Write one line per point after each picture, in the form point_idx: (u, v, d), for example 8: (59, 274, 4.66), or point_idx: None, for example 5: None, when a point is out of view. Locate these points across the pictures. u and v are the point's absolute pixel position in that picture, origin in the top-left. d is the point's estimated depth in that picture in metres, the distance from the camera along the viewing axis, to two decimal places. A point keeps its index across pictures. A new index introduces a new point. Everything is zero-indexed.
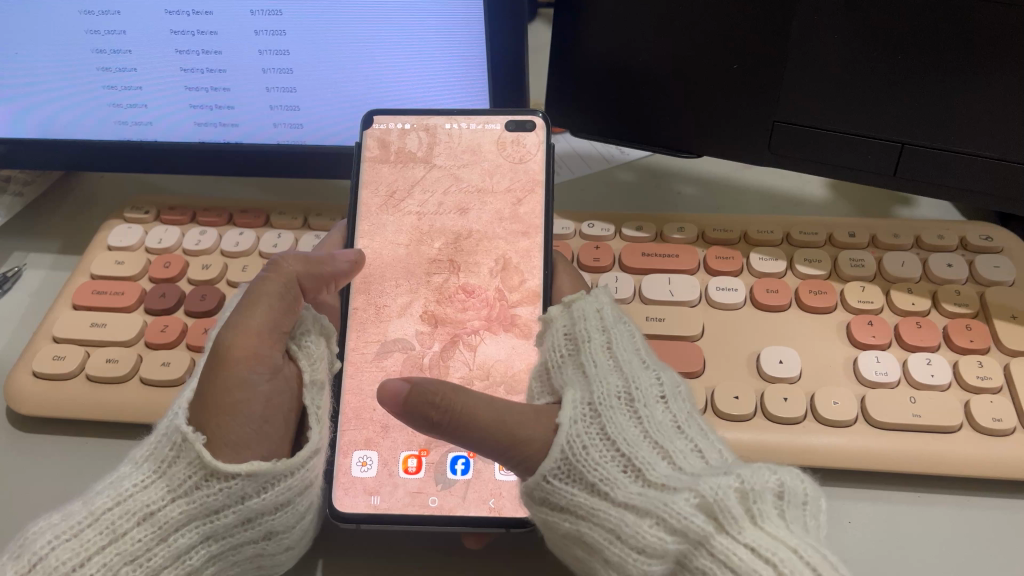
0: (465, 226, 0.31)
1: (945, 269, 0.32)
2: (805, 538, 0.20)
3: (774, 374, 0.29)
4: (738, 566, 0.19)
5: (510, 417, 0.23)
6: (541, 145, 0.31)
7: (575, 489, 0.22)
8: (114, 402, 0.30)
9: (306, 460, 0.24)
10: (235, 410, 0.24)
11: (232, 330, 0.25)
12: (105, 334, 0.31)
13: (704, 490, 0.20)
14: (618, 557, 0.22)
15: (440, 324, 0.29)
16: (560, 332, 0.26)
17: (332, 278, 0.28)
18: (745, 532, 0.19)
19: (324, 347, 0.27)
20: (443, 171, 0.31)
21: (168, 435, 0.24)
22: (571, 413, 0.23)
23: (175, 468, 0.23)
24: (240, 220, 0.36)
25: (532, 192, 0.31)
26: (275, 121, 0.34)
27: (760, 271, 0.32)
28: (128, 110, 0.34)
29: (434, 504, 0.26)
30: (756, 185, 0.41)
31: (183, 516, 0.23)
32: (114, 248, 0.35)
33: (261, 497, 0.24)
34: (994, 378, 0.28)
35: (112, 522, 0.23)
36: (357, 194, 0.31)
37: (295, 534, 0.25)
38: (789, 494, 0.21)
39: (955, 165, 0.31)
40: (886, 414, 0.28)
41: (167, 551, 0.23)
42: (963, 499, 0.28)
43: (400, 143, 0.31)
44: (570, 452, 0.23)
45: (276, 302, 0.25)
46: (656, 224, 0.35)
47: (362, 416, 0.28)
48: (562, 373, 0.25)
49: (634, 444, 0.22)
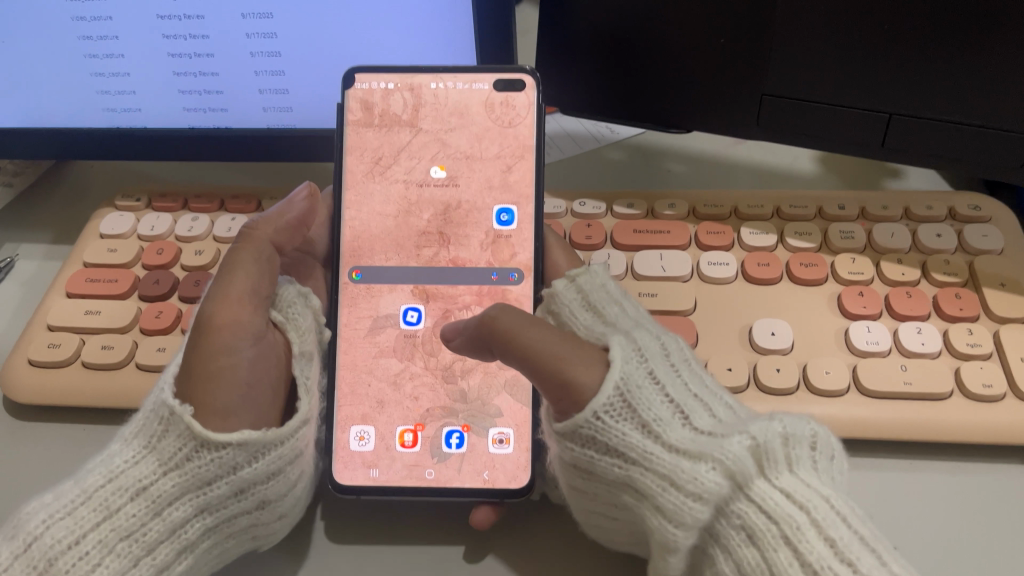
0: (456, 196, 0.30)
1: (934, 239, 0.32)
2: (834, 488, 0.21)
3: (768, 346, 0.29)
4: (773, 510, 0.21)
5: (565, 354, 0.22)
6: (531, 106, 0.30)
7: (628, 428, 0.22)
8: (109, 386, 0.30)
9: (296, 428, 0.25)
10: (219, 376, 0.24)
11: (214, 300, 0.25)
12: (99, 322, 0.32)
13: (755, 434, 0.21)
14: (671, 504, 0.22)
15: (431, 298, 0.29)
16: (574, 302, 0.27)
17: (302, 222, 0.29)
18: (781, 478, 0.21)
19: (311, 318, 0.28)
20: (430, 135, 0.30)
21: (157, 409, 0.24)
22: (622, 352, 0.23)
23: (165, 442, 0.23)
24: (232, 206, 0.36)
25: (523, 159, 0.30)
26: (265, 106, 0.34)
27: (750, 245, 0.33)
28: (117, 97, 0.34)
29: (431, 476, 0.26)
30: (747, 161, 0.41)
31: (176, 489, 0.23)
32: (107, 236, 0.35)
33: (253, 466, 0.24)
34: (984, 344, 0.29)
35: (105, 499, 0.23)
36: (342, 161, 0.29)
37: (288, 502, 0.25)
38: (821, 443, 0.22)
39: (942, 135, 0.31)
40: (877, 382, 0.28)
41: (162, 526, 0.23)
42: (957, 465, 0.28)
43: (383, 104, 0.30)
44: (625, 389, 0.23)
45: (253, 268, 0.26)
46: (647, 201, 0.35)
47: (357, 392, 0.27)
48: (591, 328, 0.25)
49: (680, 393, 0.23)
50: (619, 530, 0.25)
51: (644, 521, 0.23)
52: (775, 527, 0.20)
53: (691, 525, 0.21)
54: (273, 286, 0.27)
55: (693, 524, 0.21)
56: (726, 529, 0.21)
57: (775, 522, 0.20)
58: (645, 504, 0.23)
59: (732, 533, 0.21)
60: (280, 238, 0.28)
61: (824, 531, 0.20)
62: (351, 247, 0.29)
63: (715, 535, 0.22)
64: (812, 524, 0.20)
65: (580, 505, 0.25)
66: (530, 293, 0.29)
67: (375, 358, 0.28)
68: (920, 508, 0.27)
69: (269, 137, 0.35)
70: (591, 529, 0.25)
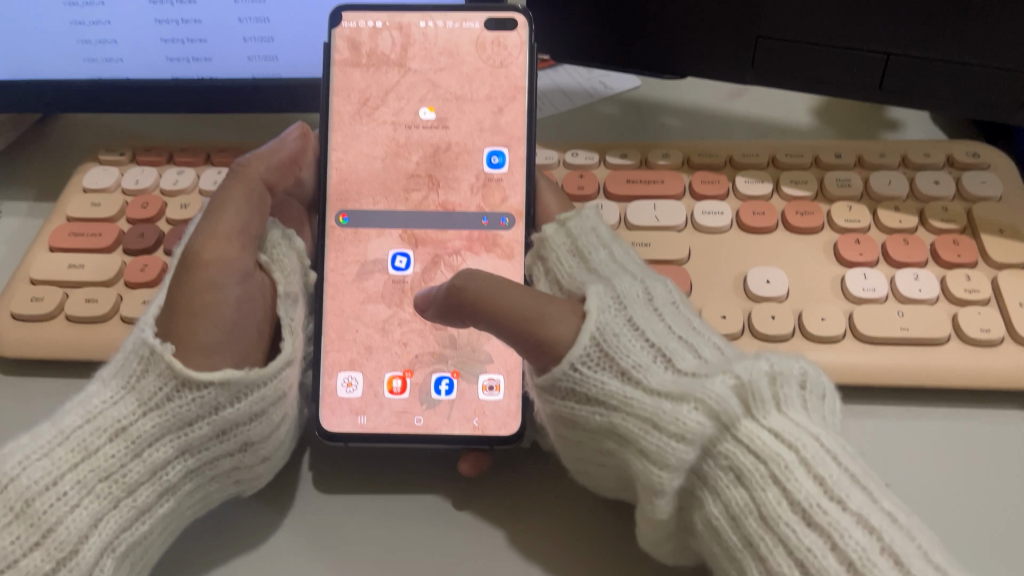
0: (446, 138, 0.29)
1: (932, 187, 0.32)
2: (823, 426, 0.21)
3: (763, 293, 0.29)
4: (761, 450, 0.20)
5: (537, 315, 0.22)
6: (523, 44, 0.29)
7: (606, 376, 0.22)
8: (95, 339, 0.30)
9: (279, 369, 0.24)
10: (203, 311, 0.24)
11: (202, 236, 0.25)
12: (83, 275, 0.31)
13: (739, 372, 0.21)
14: (655, 446, 0.21)
15: (420, 244, 0.28)
16: (562, 249, 0.26)
17: (293, 161, 0.29)
18: (769, 418, 0.21)
19: (296, 262, 0.27)
20: (419, 76, 0.29)
21: (136, 349, 0.23)
22: (598, 302, 0.23)
23: (144, 381, 0.23)
24: (218, 159, 0.36)
25: (515, 100, 0.29)
26: (249, 55, 0.34)
27: (745, 194, 0.32)
28: (98, 47, 0.34)
29: (420, 423, 0.26)
30: (744, 115, 0.40)
31: (156, 430, 0.23)
32: (90, 190, 0.35)
33: (235, 407, 0.23)
34: (982, 290, 0.28)
35: (84, 440, 0.22)
36: (329, 101, 0.29)
37: (272, 444, 0.25)
38: (811, 382, 0.22)
39: (942, 76, 0.31)
40: (874, 328, 0.28)
41: (143, 466, 0.23)
42: (953, 411, 0.28)
43: (371, 44, 0.29)
44: (600, 338, 0.22)
45: (244, 205, 0.26)
46: (641, 152, 0.34)
47: (345, 338, 0.27)
48: (575, 277, 0.25)
49: (662, 336, 0.23)
50: (612, 478, 0.24)
51: (629, 467, 0.22)
52: (763, 467, 0.20)
53: (676, 466, 0.21)
54: (263, 225, 0.27)
55: (678, 465, 0.21)
56: (714, 470, 0.21)
57: (763, 461, 0.20)
58: (628, 449, 0.22)
59: (720, 474, 0.21)
60: (271, 177, 0.28)
61: (812, 469, 0.20)
62: (337, 191, 0.28)
63: (702, 477, 0.21)
64: (801, 462, 0.20)
65: (569, 454, 0.24)
66: (522, 238, 0.28)
67: (363, 304, 0.27)
68: (916, 453, 0.27)
69: (253, 87, 0.34)
70: (580, 475, 0.25)
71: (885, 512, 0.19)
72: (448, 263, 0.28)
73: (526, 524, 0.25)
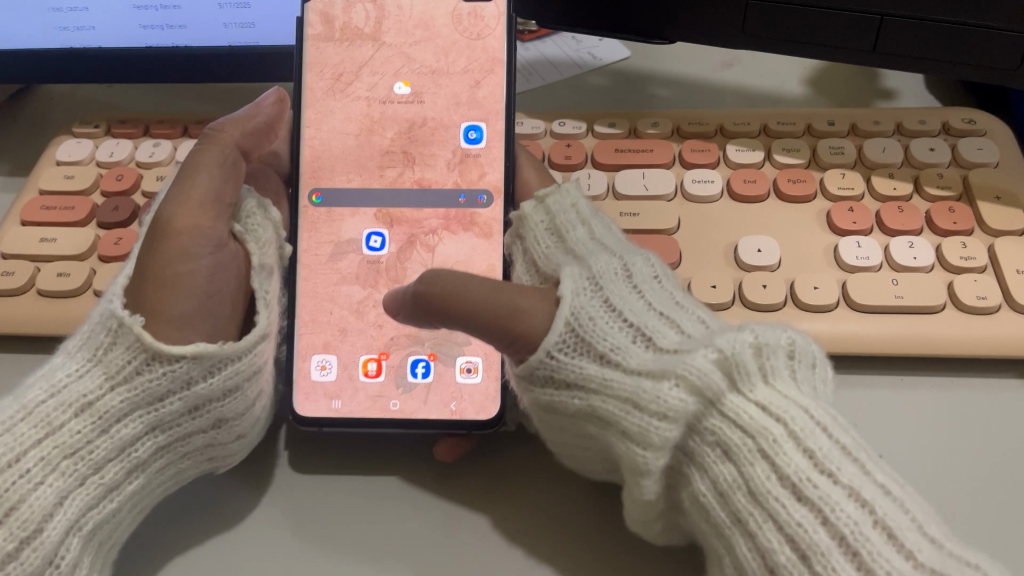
0: (421, 110, 0.28)
1: (927, 153, 0.31)
2: (813, 396, 0.20)
3: (754, 263, 0.28)
4: (748, 425, 0.19)
5: (510, 308, 0.21)
6: (500, 16, 0.28)
7: (584, 361, 0.22)
8: (67, 314, 0.29)
9: (255, 344, 0.23)
10: (175, 282, 0.23)
11: (174, 203, 0.24)
12: (56, 250, 0.30)
13: (722, 345, 0.20)
14: (638, 427, 0.20)
15: (396, 223, 0.27)
16: (540, 227, 0.25)
17: (270, 128, 0.28)
18: (756, 391, 0.20)
19: (272, 234, 0.26)
20: (393, 49, 0.28)
21: (104, 321, 0.22)
22: (573, 286, 0.22)
23: (112, 354, 0.22)
24: (196, 131, 0.35)
25: (492, 73, 0.28)
26: (225, 21, 0.33)
27: (736, 162, 0.31)
28: (69, 14, 0.33)
29: (396, 408, 0.25)
30: (735, 86, 0.39)
31: (124, 405, 0.22)
32: (63, 162, 0.34)
33: (208, 381, 0.23)
34: (978, 258, 0.28)
35: (47, 415, 0.21)
36: (300, 78, 0.28)
37: (246, 422, 0.24)
38: (800, 352, 0.21)
39: (936, 37, 0.30)
40: (867, 296, 0.27)
41: (110, 443, 0.22)
42: (947, 380, 0.28)
43: (345, 17, 0.28)
44: (575, 323, 0.22)
45: (217, 170, 0.25)
46: (629, 121, 0.34)
47: (319, 320, 0.26)
48: (550, 258, 0.24)
49: (640, 314, 0.22)
50: (600, 461, 0.23)
51: (612, 449, 0.22)
52: (751, 441, 0.19)
53: (659, 446, 0.20)
54: (237, 194, 0.26)
55: (662, 444, 0.20)
56: (701, 446, 0.20)
57: (751, 436, 0.19)
58: (610, 431, 0.21)
59: (708, 450, 0.20)
60: (246, 142, 0.27)
61: (801, 441, 0.19)
62: (310, 168, 0.28)
63: (690, 455, 0.21)
64: (790, 435, 0.19)
65: (552, 437, 0.24)
66: (500, 216, 0.27)
67: (337, 286, 0.27)
68: (908, 426, 0.26)
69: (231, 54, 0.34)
70: (562, 455, 0.24)
71: (878, 484, 0.18)
72: (424, 242, 0.27)
73: (508, 506, 0.24)
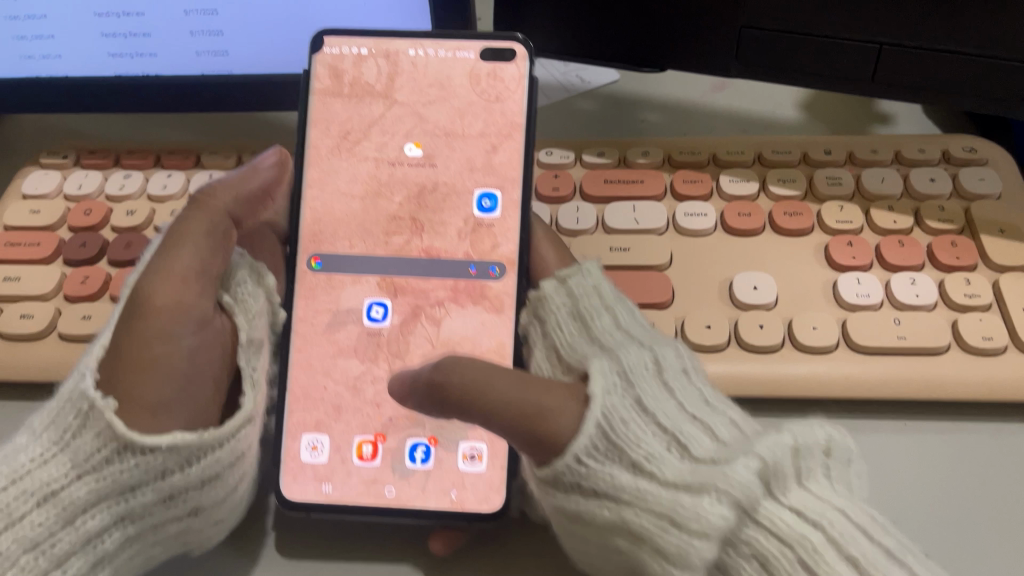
0: (429, 178, 0.26)
1: (928, 184, 0.29)
2: (847, 496, 0.19)
3: (749, 301, 0.26)
4: (785, 533, 0.18)
5: (535, 407, 0.19)
6: (521, 77, 0.26)
7: (615, 469, 0.19)
8: (29, 362, 0.26)
9: (237, 428, 0.21)
10: (152, 364, 0.21)
11: (155, 276, 0.22)
12: (18, 290, 0.28)
13: (763, 454, 0.18)
14: (675, 545, 0.18)
15: (399, 292, 0.25)
16: (562, 310, 0.23)
17: (264, 193, 0.25)
18: (790, 495, 0.18)
19: (264, 301, 0.24)
20: (406, 108, 0.26)
21: (74, 401, 0.20)
22: (603, 384, 0.20)
23: (80, 440, 0.20)
24: (168, 162, 0.32)
25: (511, 137, 0.26)
26: (196, 49, 0.30)
27: (729, 193, 0.29)
28: (34, 43, 0.30)
29: (391, 495, 0.23)
30: (727, 110, 0.37)
31: (92, 495, 0.20)
32: (29, 196, 0.31)
33: (186, 472, 0.21)
34: (983, 295, 0.26)
35: (5, 505, 0.19)
36: (305, 134, 0.26)
37: (227, 507, 0.22)
38: (836, 449, 0.20)
39: (939, 67, 0.28)
40: (868, 337, 0.25)
41: (74, 536, 0.20)
42: (958, 424, 0.26)
43: (354, 72, 0.26)
44: (606, 427, 0.20)
45: (204, 241, 0.23)
46: (620, 149, 0.32)
47: (312, 396, 0.24)
48: (576, 349, 0.22)
49: (672, 414, 0.20)
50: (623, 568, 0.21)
51: (643, 566, 0.20)
52: (789, 551, 0.18)
53: (697, 565, 0.18)
54: (225, 265, 0.24)
55: (699, 565, 0.18)
56: (735, 559, 0.18)
57: (789, 546, 0.18)
58: (643, 548, 0.19)
59: (743, 564, 0.18)
60: (238, 210, 0.24)
61: (841, 547, 0.17)
62: (310, 232, 0.26)
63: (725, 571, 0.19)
64: (829, 543, 0.18)
65: (575, 546, 0.21)
66: (512, 290, 0.25)
67: (333, 359, 0.25)
68: (924, 478, 0.25)
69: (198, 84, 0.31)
70: (575, 554, 0.22)
71: None
72: (427, 312, 0.25)
73: None
